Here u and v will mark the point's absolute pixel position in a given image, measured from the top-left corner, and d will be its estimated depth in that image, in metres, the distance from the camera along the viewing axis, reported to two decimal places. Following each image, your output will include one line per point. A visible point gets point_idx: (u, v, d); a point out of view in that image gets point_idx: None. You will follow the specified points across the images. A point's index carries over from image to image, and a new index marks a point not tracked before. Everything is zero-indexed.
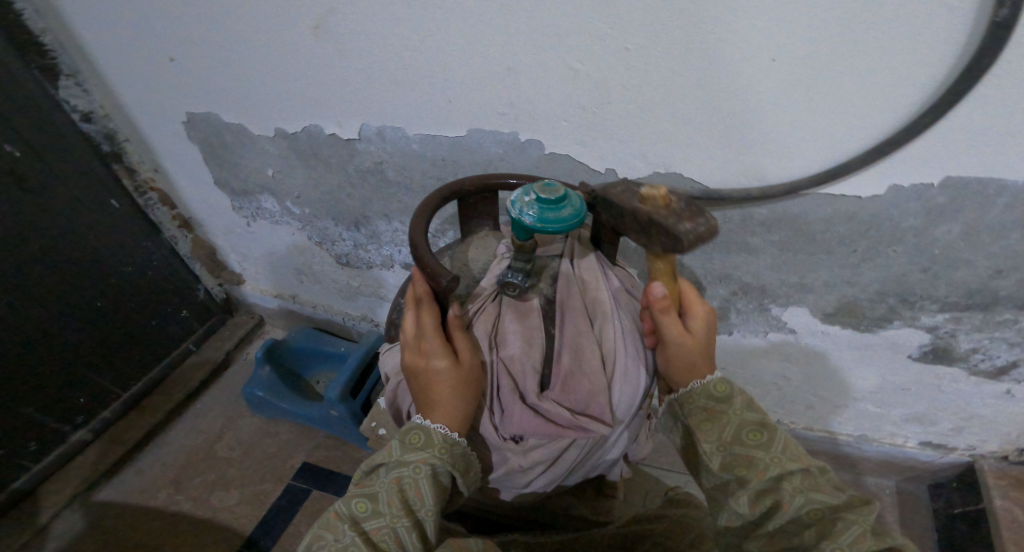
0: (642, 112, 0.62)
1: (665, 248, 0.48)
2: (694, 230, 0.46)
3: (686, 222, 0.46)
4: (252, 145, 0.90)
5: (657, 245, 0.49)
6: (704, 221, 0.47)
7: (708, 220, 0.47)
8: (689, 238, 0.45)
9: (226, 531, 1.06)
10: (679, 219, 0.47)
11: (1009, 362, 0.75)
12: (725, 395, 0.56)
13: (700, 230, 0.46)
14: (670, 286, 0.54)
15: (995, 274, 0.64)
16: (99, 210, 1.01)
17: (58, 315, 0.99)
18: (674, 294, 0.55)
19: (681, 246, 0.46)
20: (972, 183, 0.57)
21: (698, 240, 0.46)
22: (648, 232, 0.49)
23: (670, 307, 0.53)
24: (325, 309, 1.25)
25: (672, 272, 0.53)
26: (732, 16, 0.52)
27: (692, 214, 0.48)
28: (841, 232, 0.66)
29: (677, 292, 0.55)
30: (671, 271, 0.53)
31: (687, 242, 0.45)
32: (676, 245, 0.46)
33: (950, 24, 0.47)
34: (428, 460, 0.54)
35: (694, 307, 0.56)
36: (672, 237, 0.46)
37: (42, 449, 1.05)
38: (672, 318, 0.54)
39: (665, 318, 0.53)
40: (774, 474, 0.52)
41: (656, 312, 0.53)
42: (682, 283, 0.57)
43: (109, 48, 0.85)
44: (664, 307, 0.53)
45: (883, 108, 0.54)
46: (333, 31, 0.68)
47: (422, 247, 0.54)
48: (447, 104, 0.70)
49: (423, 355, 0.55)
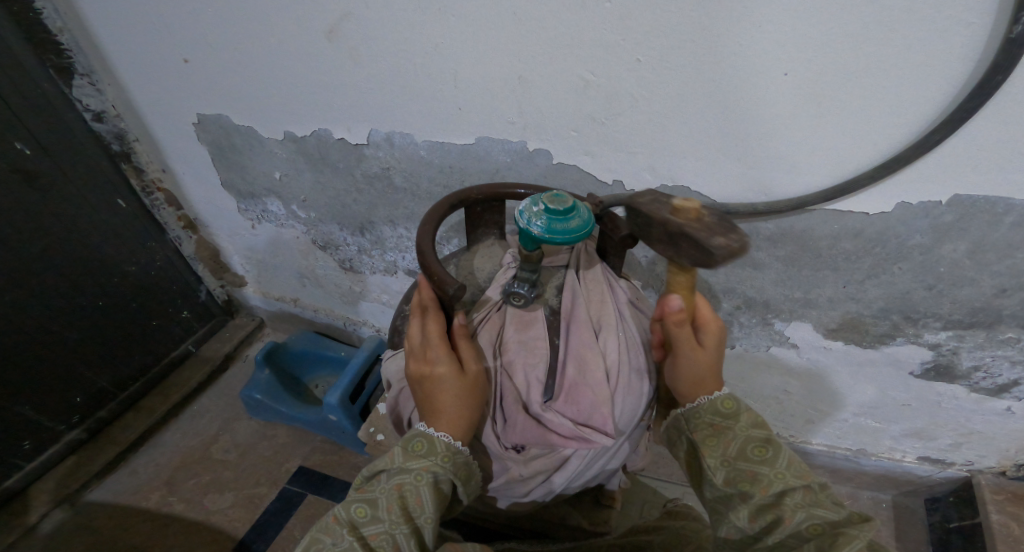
0: (653, 126, 0.63)
1: (694, 262, 0.47)
2: (727, 246, 0.44)
3: (718, 238, 0.45)
4: (261, 148, 0.91)
5: (686, 258, 0.48)
6: (738, 236, 0.45)
7: (741, 236, 0.45)
8: (723, 254, 0.44)
9: (219, 534, 1.04)
10: (711, 234, 0.46)
11: (1010, 381, 0.75)
12: (732, 412, 0.56)
13: (734, 246, 0.44)
14: (689, 300, 0.54)
15: (1000, 292, 0.65)
16: (105, 209, 1.00)
17: (58, 312, 0.98)
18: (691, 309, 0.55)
19: (713, 260, 0.45)
20: (979, 202, 0.58)
21: (731, 256, 0.44)
22: (676, 245, 0.48)
23: (685, 322, 0.53)
24: (326, 313, 1.25)
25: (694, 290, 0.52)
26: (749, 29, 0.53)
27: (726, 228, 0.46)
28: (847, 249, 0.67)
29: (694, 308, 0.55)
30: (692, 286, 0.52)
31: (718, 258, 0.44)
32: (707, 259, 0.45)
33: (964, 39, 0.48)
34: (430, 467, 0.53)
35: (708, 323, 0.55)
36: (707, 253, 0.44)
37: (36, 448, 1.05)
38: (686, 333, 0.54)
39: (680, 332, 0.54)
40: (778, 489, 0.51)
41: (671, 325, 0.53)
42: (699, 298, 0.56)
43: (124, 50, 0.85)
44: (679, 321, 0.53)
45: (897, 124, 0.54)
46: (347, 37, 0.69)
47: (430, 255, 0.54)
48: (458, 113, 0.71)
49: (427, 363, 0.55)
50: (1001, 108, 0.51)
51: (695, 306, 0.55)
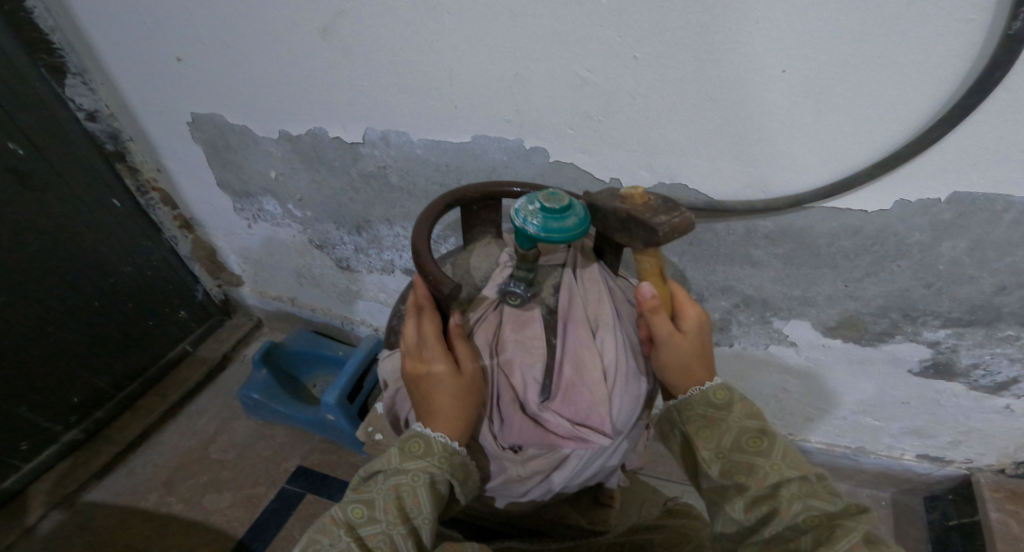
0: (649, 124, 0.62)
1: (644, 242, 0.49)
2: (669, 221, 0.46)
3: (661, 216, 0.47)
4: (256, 147, 0.90)
5: (637, 240, 0.49)
6: (680, 214, 0.48)
7: (683, 213, 0.48)
8: (665, 230, 0.46)
9: (218, 534, 1.04)
10: (655, 213, 0.48)
11: (1009, 378, 0.75)
12: (725, 402, 0.55)
13: (675, 221, 0.47)
14: (659, 286, 0.54)
15: (999, 290, 0.64)
16: (101, 209, 1.00)
17: (54, 313, 0.98)
18: (664, 296, 0.55)
19: (657, 237, 0.47)
20: (979, 199, 0.57)
21: (673, 231, 0.46)
22: (628, 230, 0.50)
23: (659, 308, 0.52)
24: (324, 312, 1.24)
25: (660, 273, 0.53)
26: (747, 26, 0.52)
27: (669, 208, 0.48)
28: (847, 247, 0.66)
29: (667, 293, 0.55)
30: (658, 271, 0.53)
31: (662, 234, 0.46)
32: (653, 238, 0.47)
33: (964, 35, 0.47)
34: (427, 468, 0.53)
35: (686, 308, 0.55)
36: (650, 231, 0.47)
37: (33, 449, 1.04)
38: (663, 320, 0.53)
39: (656, 319, 0.53)
40: (773, 481, 0.51)
41: (646, 312, 0.52)
42: (672, 285, 0.56)
43: (118, 48, 0.84)
44: (653, 308, 0.52)
45: (896, 120, 0.54)
46: (341, 35, 0.68)
47: (425, 254, 0.54)
48: (453, 111, 0.70)
49: (424, 363, 0.55)
50: (1000, 105, 0.50)
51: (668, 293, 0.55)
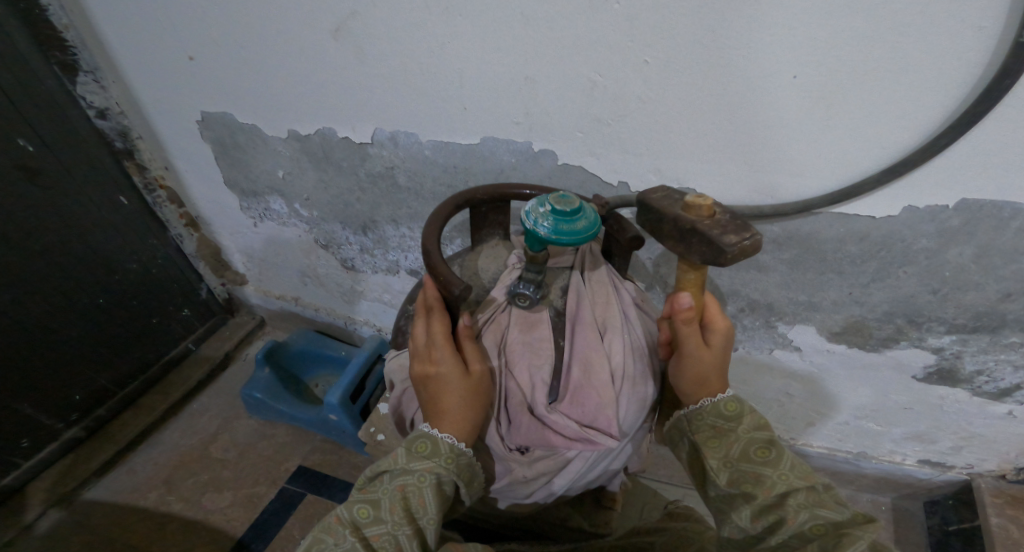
0: (659, 128, 0.63)
1: (703, 259, 0.48)
2: (739, 243, 0.46)
3: (731, 235, 0.47)
4: (264, 146, 0.90)
5: (695, 255, 0.49)
6: (748, 234, 0.48)
7: (752, 234, 0.48)
8: (734, 251, 0.46)
9: (218, 533, 1.04)
10: (724, 231, 0.47)
11: (1012, 385, 0.75)
12: (735, 414, 0.55)
13: (745, 243, 0.47)
14: (696, 297, 0.54)
15: (1004, 297, 0.65)
16: (107, 206, 1.00)
17: (59, 310, 0.98)
18: (698, 307, 0.55)
19: (724, 257, 0.46)
20: (986, 206, 0.58)
21: (741, 253, 0.46)
22: (687, 242, 0.49)
23: (693, 319, 0.53)
24: (327, 312, 1.24)
25: (701, 286, 0.53)
26: (760, 31, 0.52)
27: (737, 227, 0.48)
28: (853, 252, 0.67)
29: (700, 305, 0.55)
30: (699, 283, 0.53)
31: (730, 255, 0.46)
32: (717, 256, 0.47)
33: (975, 43, 0.48)
34: (434, 468, 0.53)
35: (716, 321, 0.55)
36: (717, 249, 0.46)
37: (34, 446, 1.04)
38: (693, 330, 0.53)
39: (686, 329, 0.53)
40: (781, 490, 0.51)
41: (679, 322, 0.53)
42: (706, 295, 0.56)
43: (129, 47, 0.85)
44: (687, 318, 0.52)
45: (904, 127, 0.54)
46: (353, 35, 0.68)
47: (435, 255, 0.54)
48: (463, 112, 0.71)
49: (432, 363, 0.55)
50: (1009, 112, 0.51)
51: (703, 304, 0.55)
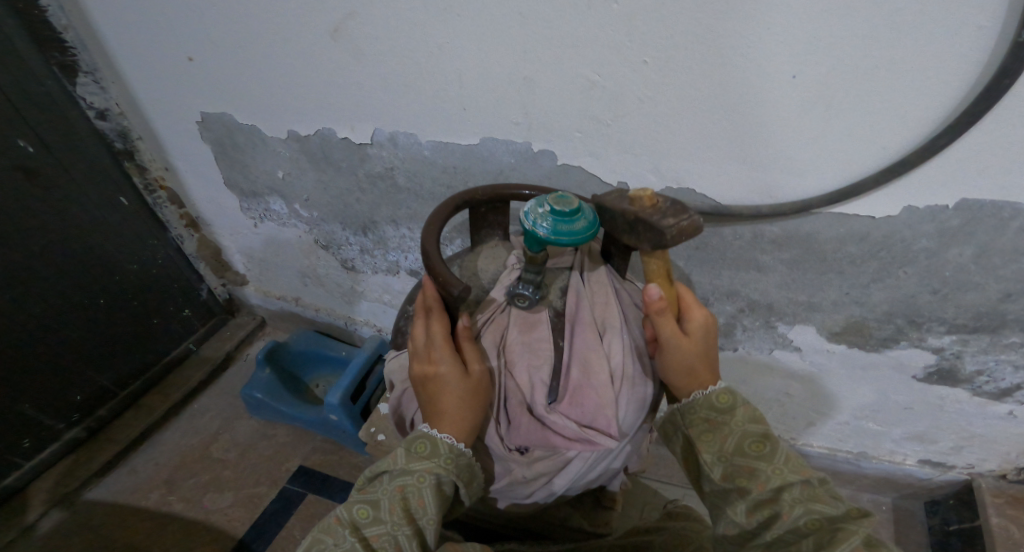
0: (658, 127, 0.62)
1: (652, 244, 0.48)
2: (676, 224, 0.46)
3: (669, 218, 0.47)
4: (264, 146, 0.90)
5: (644, 242, 0.49)
6: (687, 217, 0.47)
7: (691, 215, 0.47)
8: (672, 232, 0.46)
9: (219, 533, 1.04)
10: (663, 216, 0.47)
11: (1013, 385, 0.75)
12: (728, 407, 0.55)
13: (683, 223, 0.46)
14: (666, 288, 0.54)
15: (1004, 297, 0.65)
16: (108, 207, 1.00)
17: (59, 310, 0.98)
18: (671, 298, 0.54)
19: (665, 240, 0.46)
20: (986, 205, 0.58)
21: (681, 234, 0.46)
22: (635, 232, 0.49)
23: (665, 309, 0.52)
24: (327, 312, 1.24)
25: (667, 275, 0.53)
26: (760, 31, 0.52)
27: (677, 211, 0.48)
28: (853, 252, 0.67)
29: (674, 296, 0.54)
30: (665, 273, 0.53)
31: (669, 236, 0.46)
32: (660, 240, 0.47)
33: (974, 43, 0.48)
34: (433, 469, 0.53)
35: (691, 310, 0.55)
36: (656, 232, 0.46)
37: (35, 446, 1.04)
38: (668, 320, 0.53)
39: (661, 320, 0.53)
40: (775, 485, 0.51)
41: (651, 314, 0.52)
42: (679, 286, 0.56)
43: (129, 48, 0.85)
44: (659, 309, 0.52)
45: (903, 127, 0.54)
46: (352, 36, 0.68)
47: (434, 256, 0.54)
48: (462, 113, 0.71)
49: (431, 364, 0.55)
50: (1008, 112, 0.51)
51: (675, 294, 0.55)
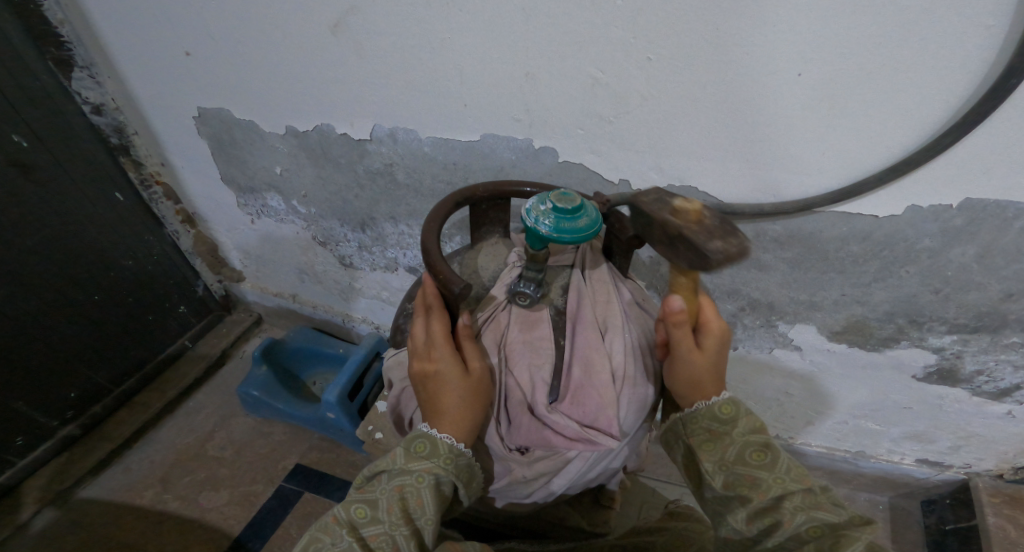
0: (662, 124, 0.62)
1: (690, 264, 0.47)
2: (724, 250, 0.44)
3: (716, 241, 0.45)
4: (261, 142, 0.89)
5: (683, 260, 0.47)
6: (737, 241, 0.45)
7: (739, 240, 0.45)
8: (718, 258, 0.44)
9: (214, 532, 1.03)
10: (710, 237, 0.45)
11: (1012, 385, 0.75)
12: (730, 417, 0.54)
13: (732, 250, 0.44)
14: (689, 302, 0.52)
15: (1006, 297, 0.65)
16: (103, 202, 0.99)
17: (53, 307, 0.97)
18: (693, 311, 0.53)
19: (707, 265, 0.45)
20: (990, 206, 0.58)
21: (727, 261, 0.44)
22: (675, 246, 0.48)
23: (685, 322, 0.52)
24: (325, 309, 1.24)
25: (695, 290, 0.52)
26: (765, 27, 0.52)
27: (725, 233, 0.46)
28: (855, 252, 0.66)
29: (695, 309, 0.53)
30: (693, 288, 0.51)
31: (715, 263, 0.44)
32: (702, 263, 0.45)
33: (982, 42, 0.48)
34: (432, 469, 0.52)
35: (710, 324, 0.54)
36: (702, 256, 0.44)
37: (28, 444, 1.03)
38: (685, 334, 0.52)
39: (678, 332, 0.52)
40: (776, 494, 0.51)
41: (669, 326, 0.52)
42: (702, 298, 0.54)
43: (125, 42, 0.84)
44: (679, 322, 0.51)
45: (908, 126, 0.54)
46: (352, 30, 0.67)
47: (435, 253, 0.54)
48: (463, 108, 0.70)
49: (432, 362, 0.54)
50: (1012, 112, 0.51)
51: (697, 307, 0.54)
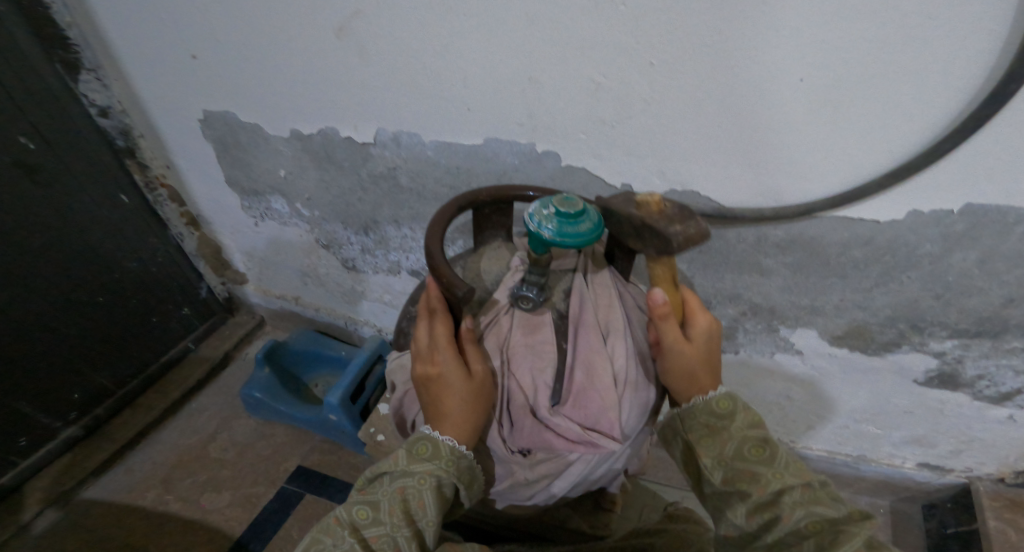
0: (664, 129, 0.62)
1: (658, 250, 0.49)
2: (683, 232, 0.47)
3: (676, 225, 0.48)
4: (265, 145, 0.90)
5: (651, 247, 0.50)
6: (695, 223, 0.48)
7: (697, 222, 0.48)
8: (677, 239, 0.47)
9: (216, 533, 1.04)
10: (670, 222, 0.48)
11: (1013, 389, 0.75)
12: (728, 412, 0.55)
13: (690, 231, 0.47)
14: (671, 293, 0.55)
15: (1006, 302, 0.65)
16: (108, 205, 1.00)
17: (57, 308, 0.97)
18: (676, 302, 0.56)
19: (671, 247, 0.47)
20: (991, 211, 0.58)
21: (687, 242, 0.47)
22: (642, 236, 0.50)
23: (669, 313, 0.53)
24: (327, 312, 1.24)
25: (673, 281, 0.54)
26: (767, 33, 0.52)
27: (683, 217, 0.49)
28: (856, 257, 0.67)
29: (678, 301, 0.56)
30: (671, 277, 0.54)
31: (676, 244, 0.47)
32: (666, 247, 0.48)
33: (982, 47, 0.48)
34: (434, 471, 0.53)
35: (696, 316, 0.56)
36: (662, 239, 0.47)
37: (31, 445, 1.04)
38: (672, 325, 0.54)
39: (665, 324, 0.54)
40: (775, 489, 0.51)
41: (655, 318, 0.54)
42: (685, 291, 0.57)
43: (132, 46, 0.84)
44: (664, 313, 0.53)
45: (909, 130, 0.54)
46: (357, 35, 0.68)
47: (438, 257, 0.54)
48: (467, 113, 0.70)
49: (434, 365, 0.54)
50: (1012, 119, 0.51)
51: (681, 299, 0.56)
